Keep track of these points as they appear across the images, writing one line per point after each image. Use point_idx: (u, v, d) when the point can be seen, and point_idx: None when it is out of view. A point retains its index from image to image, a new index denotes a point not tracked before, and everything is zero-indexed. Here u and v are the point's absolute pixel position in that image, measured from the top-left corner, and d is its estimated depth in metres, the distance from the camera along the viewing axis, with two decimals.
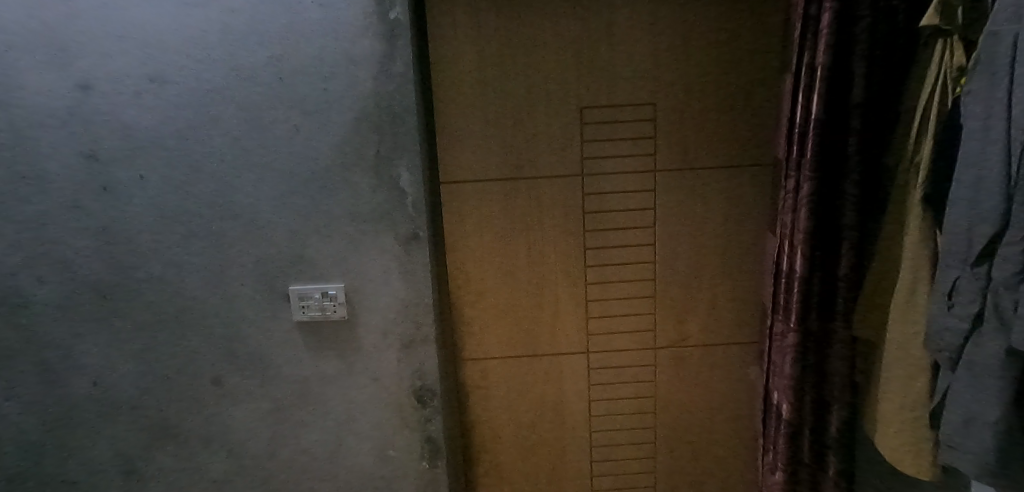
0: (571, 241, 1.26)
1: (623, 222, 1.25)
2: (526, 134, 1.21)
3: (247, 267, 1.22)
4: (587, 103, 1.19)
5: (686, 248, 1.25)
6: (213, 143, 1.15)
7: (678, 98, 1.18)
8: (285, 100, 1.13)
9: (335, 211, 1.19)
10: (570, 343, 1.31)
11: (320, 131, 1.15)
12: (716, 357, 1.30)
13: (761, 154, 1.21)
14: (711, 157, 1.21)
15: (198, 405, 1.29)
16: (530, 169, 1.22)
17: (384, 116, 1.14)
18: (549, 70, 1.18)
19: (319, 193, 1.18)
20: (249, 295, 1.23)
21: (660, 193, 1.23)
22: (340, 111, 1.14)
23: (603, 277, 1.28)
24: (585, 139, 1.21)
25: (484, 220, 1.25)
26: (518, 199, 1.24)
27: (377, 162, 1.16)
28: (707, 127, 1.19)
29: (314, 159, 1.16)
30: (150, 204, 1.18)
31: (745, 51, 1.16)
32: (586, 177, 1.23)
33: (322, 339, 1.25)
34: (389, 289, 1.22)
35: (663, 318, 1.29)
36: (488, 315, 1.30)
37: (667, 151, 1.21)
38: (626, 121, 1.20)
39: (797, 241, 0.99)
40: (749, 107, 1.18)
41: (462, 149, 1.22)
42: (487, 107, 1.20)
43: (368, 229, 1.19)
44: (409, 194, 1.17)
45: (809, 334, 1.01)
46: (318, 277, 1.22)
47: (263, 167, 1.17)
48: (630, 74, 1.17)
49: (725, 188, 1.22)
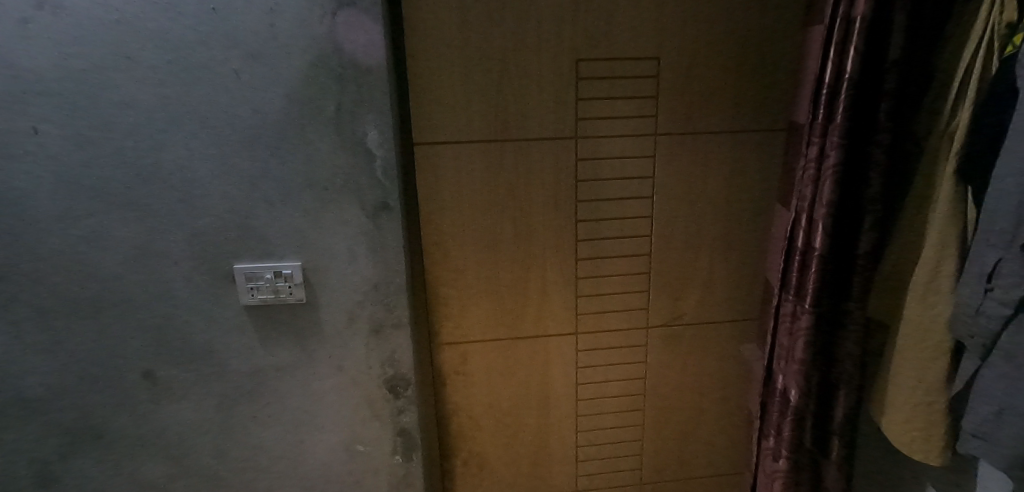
0: (560, 213, 1.13)
1: (618, 192, 1.13)
2: (513, 90, 1.05)
3: (182, 242, 1.02)
4: (584, 54, 1.04)
5: (683, 221, 1.15)
6: (130, 89, 0.94)
7: (684, 52, 1.05)
8: (221, 38, 0.93)
9: (289, 177, 1.00)
10: (557, 324, 1.20)
11: (267, 78, 0.95)
12: (708, 336, 1.24)
13: (768, 119, 1.11)
14: (716, 120, 1.10)
15: (126, 403, 1.10)
16: (518, 130, 1.07)
17: (346, 62, 0.95)
18: (541, 15, 1.01)
19: (269, 155, 0.99)
20: (185, 276, 1.04)
21: (658, 160, 1.12)
22: (291, 53, 0.94)
23: (595, 253, 1.16)
24: (580, 96, 1.07)
25: (464, 188, 1.10)
26: (502, 165, 1.09)
27: (339, 119, 0.98)
28: (713, 87, 1.08)
29: (261, 114, 0.97)
30: (50, 165, 0.95)
31: (759, 1, 1.03)
32: (581, 140, 1.09)
33: (275, 325, 1.08)
34: (355, 268, 1.06)
35: (655, 297, 1.20)
36: (467, 295, 1.16)
37: (669, 112, 1.09)
38: (626, 77, 1.06)
39: (816, 215, 0.90)
40: (759, 66, 1.07)
41: (439, 106, 1.05)
42: (468, 56, 1.02)
43: (329, 199, 1.02)
44: (378, 157, 1.00)
45: (822, 316, 0.94)
46: (269, 254, 1.04)
47: (197, 122, 0.96)
48: (633, 23, 1.03)
49: (728, 157, 1.12)
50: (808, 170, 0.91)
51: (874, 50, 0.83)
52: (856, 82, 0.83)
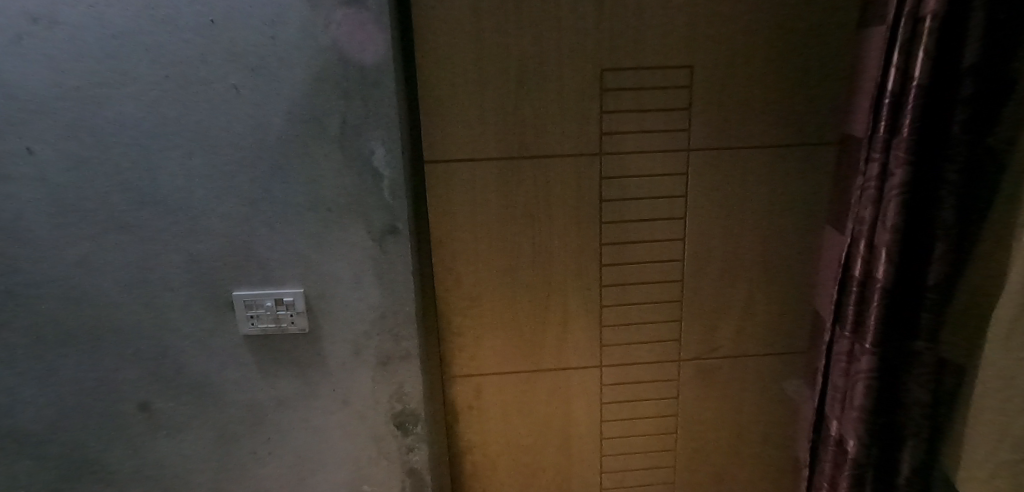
0: (583, 236, 1.03)
1: (646, 213, 1.03)
2: (531, 102, 0.97)
3: (179, 267, 0.96)
4: (609, 64, 0.95)
5: (719, 245, 1.05)
6: (126, 107, 0.89)
7: (721, 59, 0.96)
8: (220, 52, 0.87)
9: (291, 198, 0.94)
10: (578, 356, 1.10)
11: (267, 93, 0.89)
12: (747, 370, 1.12)
13: (815, 132, 0.99)
14: (756, 134, 0.99)
15: (122, 436, 1.04)
16: (537, 147, 0.99)
17: (351, 75, 0.89)
18: (562, 21, 0.93)
19: (270, 174, 0.92)
20: (182, 303, 0.98)
21: (691, 177, 1.02)
22: (293, 67, 0.88)
23: (621, 279, 1.06)
24: (604, 109, 0.98)
25: (477, 209, 1.01)
26: (520, 184, 1.00)
27: (343, 136, 0.91)
28: (751, 98, 0.98)
29: (261, 131, 0.90)
30: (43, 187, 0.91)
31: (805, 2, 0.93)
32: (605, 157, 1.00)
33: (276, 356, 1.01)
34: (361, 295, 0.98)
35: (688, 327, 1.09)
36: (482, 324, 1.07)
37: (703, 126, 0.99)
38: (655, 88, 0.97)
39: (879, 242, 0.78)
40: (805, 73, 0.97)
41: (451, 121, 0.97)
42: (483, 67, 0.95)
43: (333, 222, 0.95)
44: (385, 176, 0.93)
45: (885, 357, 0.81)
46: (269, 281, 0.97)
47: (194, 141, 0.91)
48: (663, 28, 0.94)
49: (769, 174, 1.01)
50: (868, 190, 0.80)
51: (947, 52, 0.71)
52: (926, 89, 0.72)
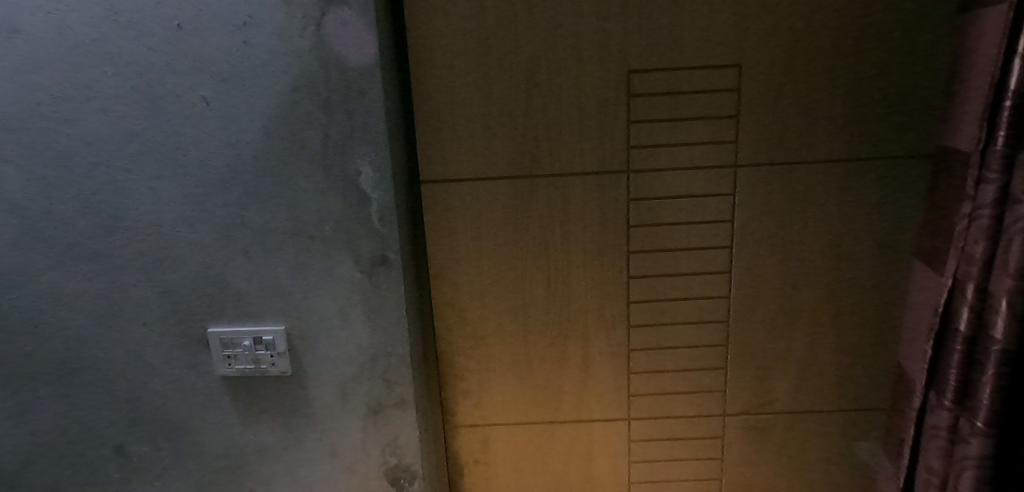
0: (606, 269, 0.88)
1: (684, 241, 0.86)
2: (545, 112, 0.82)
3: (152, 300, 0.86)
4: (639, 64, 0.80)
5: (775, 280, 0.87)
6: (90, 122, 0.79)
7: (775, 56, 0.79)
8: (189, 61, 0.76)
9: (270, 224, 0.82)
10: (602, 408, 0.94)
11: (241, 106, 0.78)
12: (807, 430, 0.93)
13: (899, 143, 0.80)
14: (820, 147, 0.82)
15: (98, 480, 0.95)
16: (552, 164, 0.84)
17: (333, 84, 0.76)
18: (582, 15, 0.78)
19: (246, 198, 0.81)
20: (156, 340, 0.88)
21: (738, 199, 0.84)
22: (269, 75, 0.76)
23: (653, 319, 0.89)
24: (633, 119, 0.82)
25: (482, 237, 0.87)
26: (533, 207, 0.86)
27: (325, 154, 0.79)
28: (814, 104, 0.80)
29: (235, 148, 0.79)
30: (9, 212, 0.83)
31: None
32: (633, 175, 0.84)
33: (256, 400, 0.90)
34: (348, 335, 0.86)
35: (735, 377, 0.91)
36: (489, 368, 0.93)
37: (753, 138, 0.82)
38: (694, 93, 0.81)
39: (997, 291, 0.59)
40: (884, 71, 0.78)
41: (452, 136, 0.83)
42: (489, 71, 0.81)
43: (315, 251, 0.83)
44: (372, 200, 0.80)
45: (1005, 442, 0.61)
46: (247, 318, 0.86)
47: (164, 161, 0.80)
48: (704, 20, 0.78)
49: (837, 197, 0.83)
50: (979, 220, 0.61)
51: None
52: None
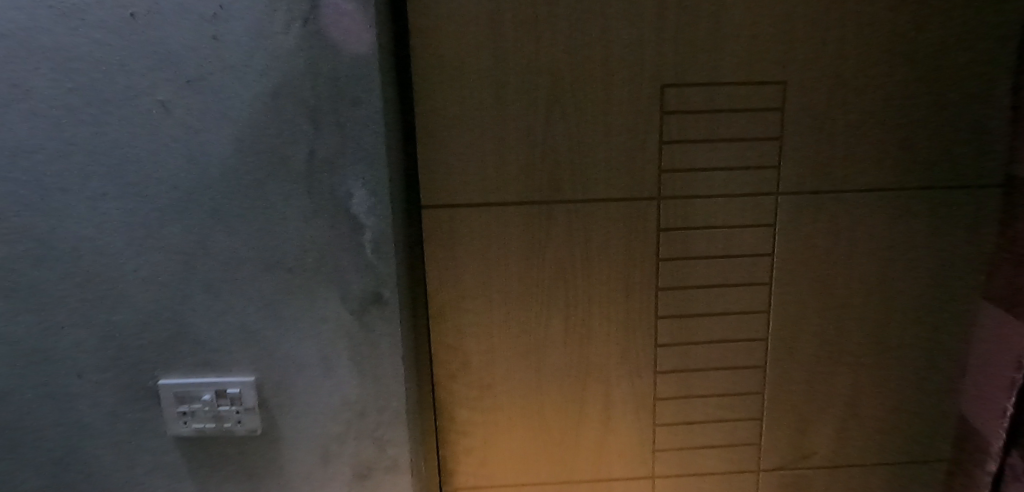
0: (632, 308, 0.77)
1: (719, 277, 0.77)
2: (567, 130, 0.72)
3: (90, 347, 0.71)
4: (673, 79, 0.71)
5: (817, 321, 0.78)
6: (12, 128, 0.64)
7: (823, 73, 0.71)
8: (145, 58, 0.63)
9: (240, 255, 0.69)
10: (623, 464, 0.83)
11: (208, 115, 0.65)
12: (846, 486, 0.84)
13: (952, 171, 0.73)
14: (869, 174, 0.74)
15: None
16: (574, 188, 0.73)
17: (323, 91, 0.64)
18: (612, 21, 0.69)
19: (212, 224, 0.68)
20: (94, 394, 0.72)
21: (780, 230, 0.75)
22: (243, 78, 0.63)
23: (683, 364, 0.79)
24: (666, 139, 0.72)
25: (491, 271, 0.75)
26: (550, 238, 0.75)
27: (311, 174, 0.66)
28: (864, 126, 0.73)
29: (199, 165, 0.66)
30: None
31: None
32: (665, 202, 0.74)
33: (220, 464, 0.75)
34: (332, 386, 0.73)
35: (772, 428, 0.82)
36: (495, 421, 0.81)
37: (797, 163, 0.73)
38: (734, 112, 0.72)
39: None
40: (938, 93, 0.72)
41: (459, 154, 0.72)
42: (504, 81, 0.70)
43: (295, 288, 0.70)
44: (366, 228, 0.68)
45: None
46: (208, 367, 0.72)
47: (108, 178, 0.66)
48: (747, 30, 0.70)
49: (886, 230, 0.75)
50: None
51: None
52: None
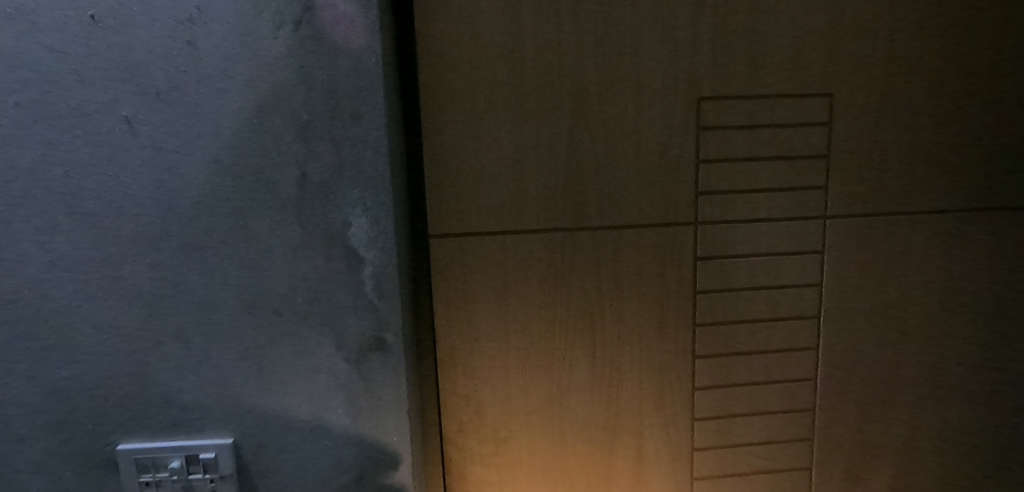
0: (666, 347, 0.68)
1: (763, 311, 0.69)
2: (594, 147, 0.64)
3: (34, 408, 0.59)
4: (711, 91, 0.64)
5: (870, 359, 0.70)
6: None
7: (872, 84, 0.65)
8: (107, 67, 0.53)
9: (217, 297, 0.59)
10: None
11: (181, 133, 0.55)
12: None
13: (1006, 190, 0.68)
14: (922, 196, 0.67)
15: None
16: (601, 214, 0.65)
17: (317, 105, 0.55)
18: (642, 28, 0.62)
19: (184, 260, 0.58)
20: (39, 464, 0.61)
21: (828, 259, 0.68)
22: (224, 90, 0.54)
23: (723, 409, 0.70)
24: (702, 158, 0.65)
25: (507, 308, 0.66)
26: (575, 269, 0.66)
27: (302, 200, 0.57)
28: (915, 143, 0.66)
29: (170, 191, 0.56)
30: None
31: (991, 3, 0.64)
32: (703, 228, 0.66)
33: None
34: (325, 448, 0.62)
35: (821, 479, 0.73)
36: (512, 479, 0.71)
37: (846, 184, 0.66)
38: (777, 128, 0.65)
39: None
40: (988, 105, 0.66)
41: (471, 177, 0.63)
42: (523, 94, 0.62)
43: (283, 334, 0.60)
44: (367, 261, 0.58)
45: None
46: (177, 428, 0.61)
47: (60, 209, 0.55)
48: (790, 37, 0.63)
49: (942, 256, 0.68)
50: None
51: None
52: None
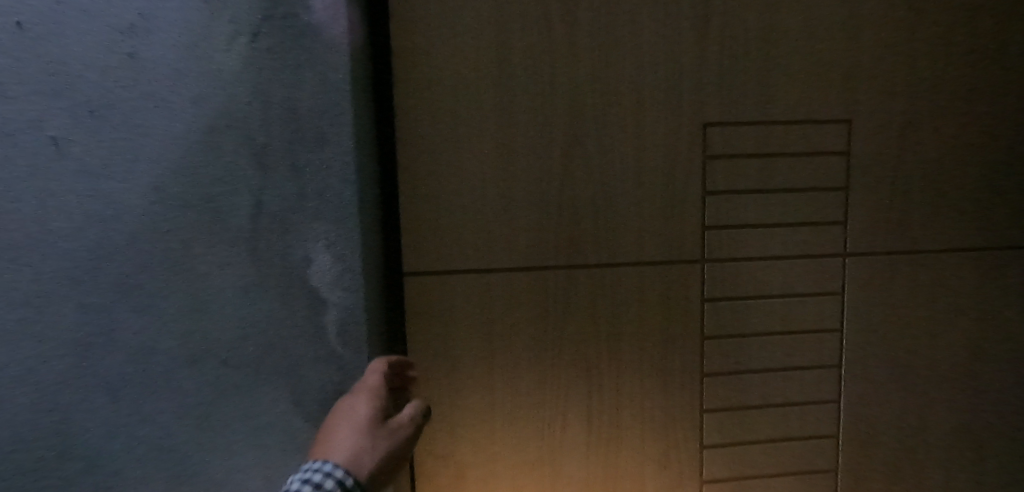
0: (673, 399, 0.61)
1: (778, 359, 0.61)
2: (591, 177, 0.57)
3: None
4: (720, 117, 0.58)
5: (897, 413, 0.63)
6: None
7: (892, 110, 0.59)
8: (31, 82, 0.45)
9: (154, 348, 0.49)
10: None
11: (118, 158, 0.47)
12: None
13: None
14: (949, 232, 0.61)
15: None
16: (599, 250, 0.58)
17: (277, 127, 0.49)
18: (644, 47, 0.56)
19: (115, 305, 0.48)
20: None
21: (849, 301, 0.61)
22: (170, 109, 0.47)
23: (736, 470, 0.62)
24: (710, 189, 0.58)
25: (492, 356, 0.59)
26: (570, 312, 0.59)
27: (257, 234, 0.49)
28: (940, 176, 0.60)
29: (103, 227, 0.47)
30: None
31: (1015, 28, 0.59)
32: (711, 267, 0.59)
33: None
34: None
35: None
36: None
37: (868, 219, 0.60)
38: (791, 157, 0.59)
39: None
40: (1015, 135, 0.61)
41: (452, 209, 0.56)
42: (512, 117, 0.56)
43: (231, 390, 0.51)
44: (331, 304, 0.51)
45: None
46: None
47: None
48: (804, 60, 0.58)
49: (971, 298, 0.62)
50: None
51: None
52: None
